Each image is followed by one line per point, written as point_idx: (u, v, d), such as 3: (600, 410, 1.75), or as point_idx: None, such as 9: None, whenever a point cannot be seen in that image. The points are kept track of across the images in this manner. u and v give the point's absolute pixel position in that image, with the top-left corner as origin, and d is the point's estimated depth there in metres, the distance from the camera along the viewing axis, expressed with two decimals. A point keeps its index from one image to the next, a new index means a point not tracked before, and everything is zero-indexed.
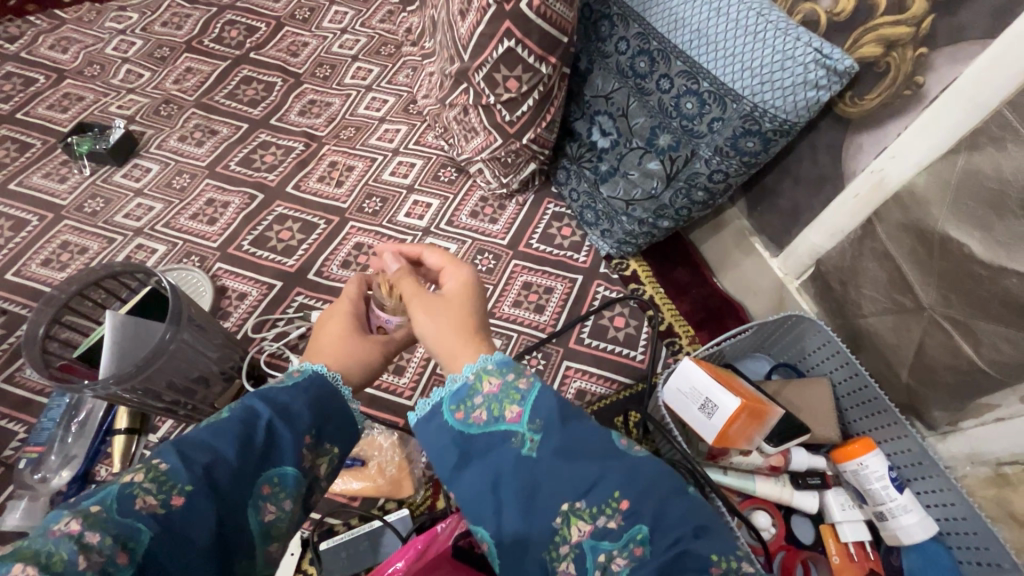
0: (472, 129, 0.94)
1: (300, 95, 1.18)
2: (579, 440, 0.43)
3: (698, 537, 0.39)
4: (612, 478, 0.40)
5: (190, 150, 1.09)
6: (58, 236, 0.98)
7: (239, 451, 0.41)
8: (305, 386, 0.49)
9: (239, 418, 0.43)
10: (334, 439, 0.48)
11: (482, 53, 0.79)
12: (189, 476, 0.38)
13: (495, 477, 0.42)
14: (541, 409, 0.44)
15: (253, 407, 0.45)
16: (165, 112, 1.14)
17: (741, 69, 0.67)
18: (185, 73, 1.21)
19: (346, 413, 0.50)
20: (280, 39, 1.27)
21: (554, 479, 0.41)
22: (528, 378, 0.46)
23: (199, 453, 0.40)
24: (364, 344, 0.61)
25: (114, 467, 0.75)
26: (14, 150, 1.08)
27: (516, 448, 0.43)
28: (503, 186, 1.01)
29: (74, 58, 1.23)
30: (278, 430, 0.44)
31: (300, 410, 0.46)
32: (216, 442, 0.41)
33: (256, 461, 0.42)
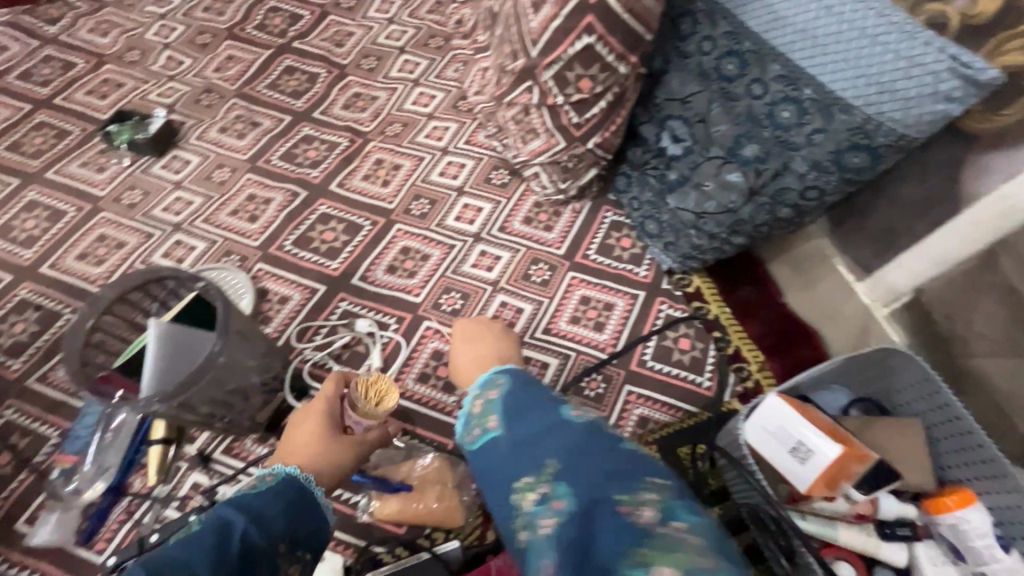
0: (531, 130, 0.88)
1: (345, 88, 1.13)
2: (533, 422, 0.45)
3: (614, 482, 0.40)
4: (551, 448, 0.43)
5: (230, 142, 1.05)
6: (95, 229, 0.94)
7: (214, 563, 0.38)
8: (280, 487, 0.48)
9: (213, 526, 0.41)
10: (309, 547, 0.46)
11: (554, 50, 0.73)
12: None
13: (477, 465, 0.47)
14: (507, 404, 0.48)
15: (225, 516, 0.42)
16: (206, 102, 1.10)
17: (855, 77, 0.61)
18: (226, 61, 1.16)
19: (318, 514, 0.49)
20: (324, 29, 1.22)
21: (513, 458, 0.44)
22: (500, 384, 0.50)
23: (171, 574, 0.36)
24: (340, 445, 0.58)
25: (149, 482, 0.71)
26: (52, 137, 1.04)
27: (485, 444, 0.46)
28: (560, 192, 0.94)
29: (113, 42, 1.19)
30: (253, 538, 0.42)
31: (274, 517, 0.45)
32: (191, 558, 0.38)
33: (230, 572, 0.39)
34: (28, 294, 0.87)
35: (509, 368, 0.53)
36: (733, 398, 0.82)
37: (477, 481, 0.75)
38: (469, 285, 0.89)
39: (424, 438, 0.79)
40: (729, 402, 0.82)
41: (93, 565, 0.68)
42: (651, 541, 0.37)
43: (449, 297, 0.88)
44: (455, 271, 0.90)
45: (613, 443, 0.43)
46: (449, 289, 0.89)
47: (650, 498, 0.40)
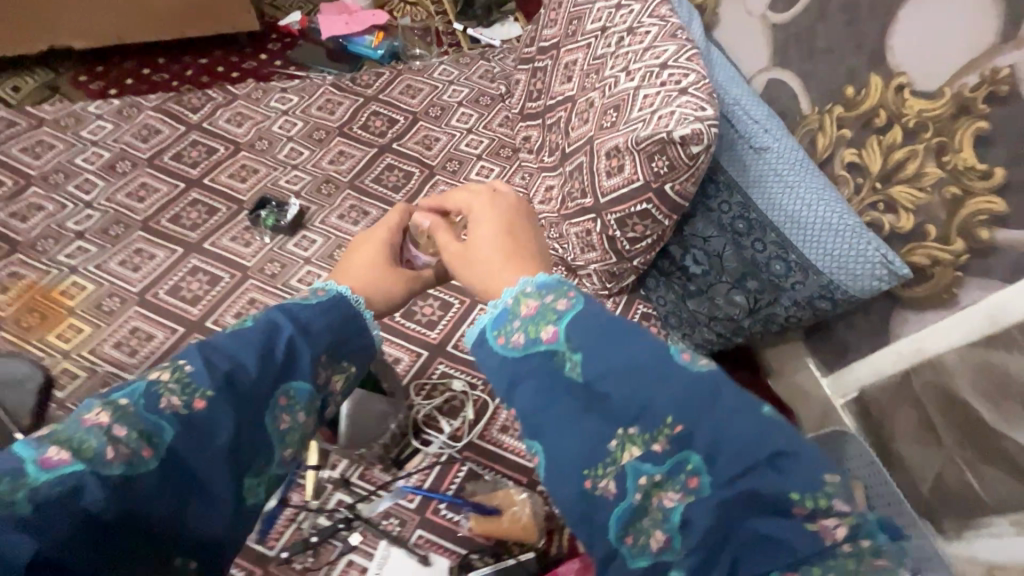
0: (591, 245, 1.16)
1: (434, 186, 1.43)
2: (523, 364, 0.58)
3: (585, 453, 0.52)
4: (540, 407, 0.56)
5: (347, 227, 1.33)
6: (246, 293, 1.21)
7: (259, 363, 0.57)
8: (330, 305, 0.68)
9: (264, 328, 0.60)
10: (337, 361, 0.65)
11: (625, 203, 1.02)
12: (210, 381, 0.54)
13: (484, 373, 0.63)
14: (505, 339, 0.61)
15: (276, 321, 0.62)
16: (326, 191, 1.39)
17: (823, 254, 0.93)
18: (339, 155, 1.46)
19: (360, 333, 0.68)
20: (416, 132, 1.53)
21: (540, 416, 0.55)
22: (511, 300, 0.64)
23: (214, 359, 0.56)
24: (393, 275, 0.83)
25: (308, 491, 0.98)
26: (205, 212, 1.31)
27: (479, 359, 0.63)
28: (606, 289, 1.24)
29: (247, 132, 1.48)
30: (295, 343, 0.61)
31: (318, 326, 0.64)
32: (240, 351, 0.57)
33: (271, 371, 0.58)
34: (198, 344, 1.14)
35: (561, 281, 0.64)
36: None
37: (548, 506, 1.00)
38: None
39: (503, 474, 1.04)
40: None
41: (269, 557, 0.94)
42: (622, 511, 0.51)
43: None
44: None
45: (592, 412, 0.53)
46: None
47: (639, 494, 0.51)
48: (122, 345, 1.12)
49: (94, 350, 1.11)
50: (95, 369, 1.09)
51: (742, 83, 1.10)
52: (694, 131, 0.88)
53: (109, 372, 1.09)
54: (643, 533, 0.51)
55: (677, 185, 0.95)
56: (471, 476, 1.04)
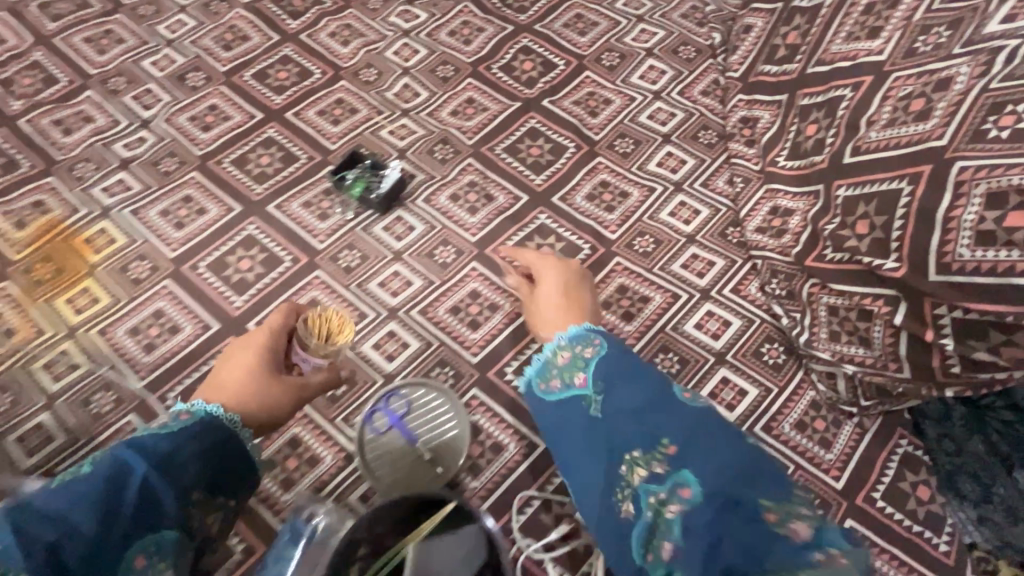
0: (860, 338, 0.67)
1: (592, 172, 0.96)
2: (628, 383, 0.57)
3: (742, 480, 0.47)
4: (650, 423, 0.53)
5: (460, 215, 0.92)
6: (308, 291, 0.85)
7: (101, 517, 0.45)
8: (194, 432, 0.56)
9: (109, 471, 0.48)
10: (207, 488, 0.55)
11: (1001, 304, 0.54)
12: (28, 561, 0.40)
13: (557, 409, 0.60)
14: (605, 367, 0.59)
15: (122, 456, 0.49)
16: (440, 155, 0.97)
17: None
18: (466, 105, 1.03)
19: (236, 455, 0.59)
20: (577, 87, 1.05)
21: (659, 424, 0.53)
22: (595, 345, 0.62)
23: (43, 522, 0.42)
24: (275, 382, 0.65)
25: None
26: (279, 160, 0.96)
27: (584, 406, 0.57)
28: (855, 406, 0.74)
29: (352, 54, 1.08)
30: (156, 483, 0.49)
31: (181, 459, 0.53)
32: (73, 508, 0.44)
33: (122, 522, 0.46)
34: None
35: (600, 330, 0.64)
36: None
37: None
38: None
39: None
40: None
41: None
42: (791, 544, 0.43)
43: None
44: None
45: (729, 434, 0.51)
46: None
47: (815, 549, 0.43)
48: (139, 333, 0.82)
49: (105, 332, 0.82)
50: (100, 360, 0.80)
51: None
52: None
53: (113, 371, 0.79)
54: None
55: None
56: None
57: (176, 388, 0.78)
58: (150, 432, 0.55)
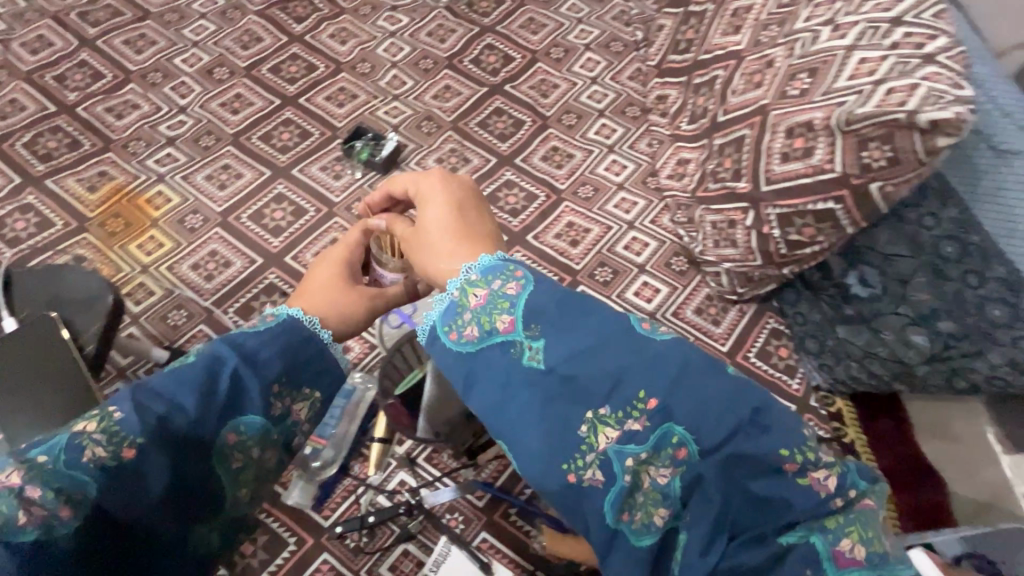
0: (730, 240, 0.97)
1: (545, 140, 1.25)
2: (572, 330, 0.47)
3: (747, 434, 0.44)
4: (606, 373, 0.45)
5: (444, 174, 1.18)
6: (330, 232, 1.10)
7: (198, 401, 0.46)
8: (279, 329, 0.54)
9: (207, 361, 0.48)
10: (306, 384, 0.53)
11: (796, 198, 0.82)
12: (141, 430, 0.44)
13: (483, 367, 0.49)
14: (532, 307, 0.49)
15: (219, 350, 0.50)
16: (426, 129, 1.24)
17: None
18: (444, 90, 1.30)
19: (327, 353, 0.55)
20: (532, 75, 1.33)
21: (622, 377, 0.45)
22: (518, 279, 0.51)
23: (150, 402, 0.45)
24: (355, 292, 0.68)
25: (369, 463, 0.89)
26: (297, 135, 1.20)
27: (515, 355, 0.48)
28: (735, 293, 1.04)
29: (349, 51, 1.34)
30: (244, 376, 0.49)
31: (268, 355, 0.51)
32: (177, 392, 0.46)
33: (215, 412, 0.47)
34: (275, 279, 1.05)
35: (517, 260, 0.54)
36: None
37: None
38: None
39: None
40: None
41: (320, 526, 0.86)
42: (807, 485, 0.44)
43: None
44: None
45: (717, 382, 0.45)
46: None
47: (819, 469, 0.45)
48: (200, 267, 1.05)
49: (172, 268, 1.05)
50: (171, 287, 1.03)
51: (986, 58, 0.82)
52: (957, 115, 0.65)
53: (183, 295, 1.03)
54: (834, 524, 0.44)
55: (889, 185, 0.73)
56: None
57: (234, 305, 1.02)
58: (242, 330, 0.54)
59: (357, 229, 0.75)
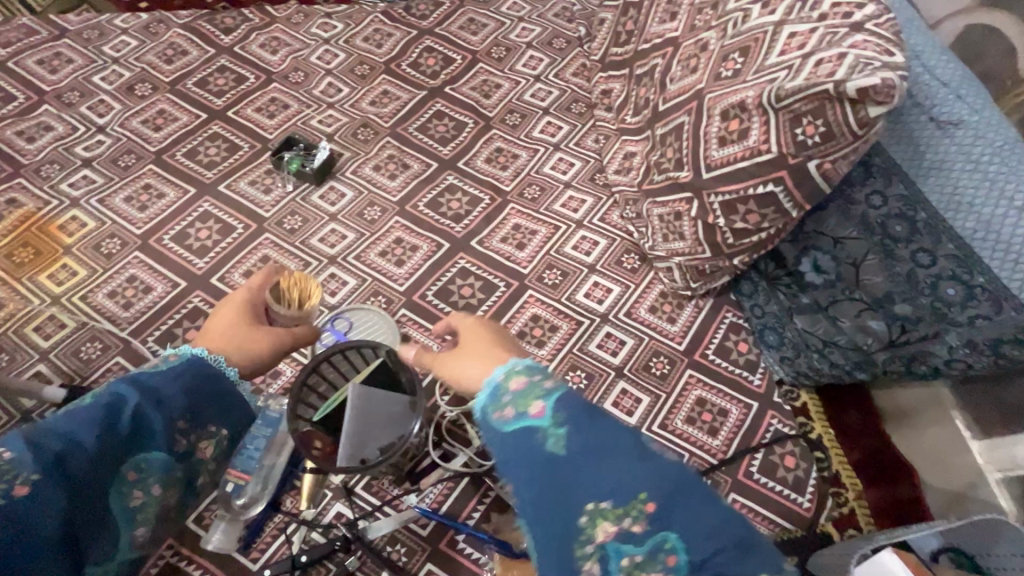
0: (677, 233, 0.92)
1: (488, 142, 1.20)
2: (594, 429, 0.45)
3: (732, 552, 0.42)
4: (621, 475, 0.43)
5: (383, 182, 1.13)
6: (259, 249, 1.03)
7: (98, 438, 0.47)
8: (182, 372, 0.56)
9: (105, 403, 0.49)
10: (201, 423, 0.55)
11: (736, 184, 0.78)
12: (35, 466, 0.44)
13: (504, 448, 0.47)
14: (564, 402, 0.47)
15: (120, 391, 0.51)
16: (362, 136, 1.18)
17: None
18: (381, 96, 1.24)
19: (224, 393, 0.59)
20: (474, 76, 1.28)
21: (626, 478, 0.43)
22: (556, 378, 0.49)
23: (46, 442, 0.45)
24: (257, 335, 0.68)
25: (302, 489, 0.80)
26: (225, 150, 1.14)
27: (539, 441, 0.45)
28: (688, 288, 0.99)
29: (281, 61, 1.28)
30: (149, 414, 0.51)
31: (172, 395, 0.53)
32: (75, 428, 0.47)
33: (113, 447, 0.48)
34: (199, 303, 0.98)
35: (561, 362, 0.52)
36: (827, 521, 0.87)
37: None
38: (593, 364, 0.96)
39: None
40: (823, 523, 0.86)
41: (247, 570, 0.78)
42: None
43: (575, 375, 0.95)
44: (582, 347, 0.97)
45: (713, 497, 0.44)
46: (575, 366, 0.96)
47: None
48: (117, 294, 0.98)
49: (87, 298, 0.97)
50: (84, 318, 0.95)
51: (922, 28, 0.79)
52: (885, 81, 0.61)
53: (98, 326, 0.95)
54: None
55: (827, 162, 0.70)
56: (498, 505, 0.85)
57: (154, 333, 0.95)
58: (145, 371, 0.56)
59: (257, 280, 0.74)
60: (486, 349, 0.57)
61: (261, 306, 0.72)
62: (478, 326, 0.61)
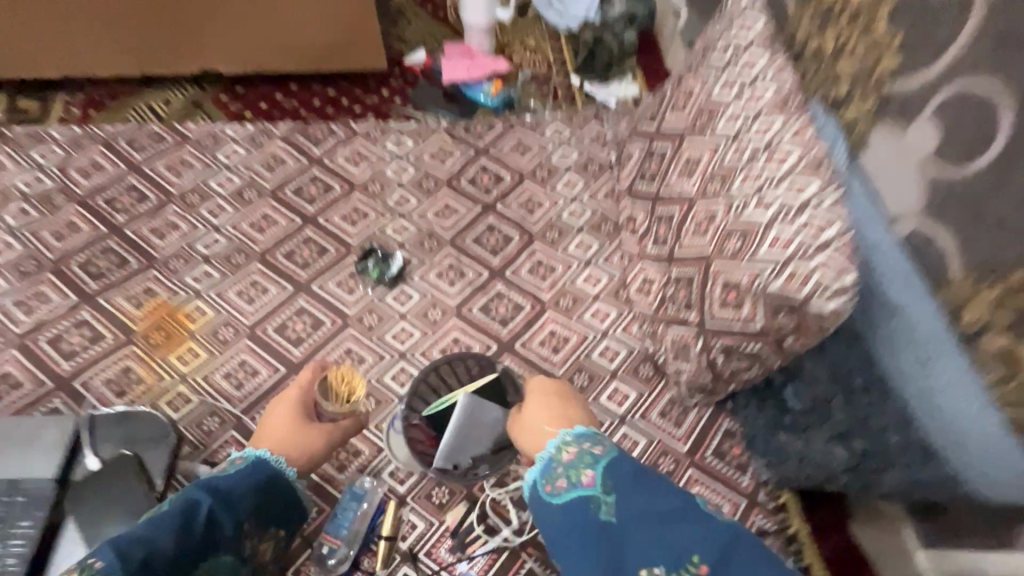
0: (685, 358, 1.14)
1: (531, 254, 1.44)
2: (634, 494, 0.74)
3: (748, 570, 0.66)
4: (665, 532, 0.69)
5: (443, 287, 1.37)
6: (344, 342, 1.27)
7: (175, 538, 0.72)
8: (244, 473, 0.84)
9: (183, 509, 0.75)
10: (251, 520, 0.81)
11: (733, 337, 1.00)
12: (126, 566, 0.67)
13: (577, 522, 0.75)
14: (610, 477, 0.76)
15: (194, 499, 0.77)
16: (427, 245, 1.43)
17: None
18: (444, 209, 1.49)
19: (273, 494, 0.85)
20: (520, 193, 1.54)
21: (658, 525, 0.70)
22: (601, 454, 0.80)
23: (134, 549, 0.69)
24: (307, 430, 0.95)
25: (382, 533, 1.06)
26: (316, 252, 1.39)
27: (600, 510, 0.74)
28: (692, 399, 1.21)
29: (362, 173, 1.54)
30: (218, 516, 0.77)
31: (234, 497, 0.80)
32: (156, 534, 0.71)
33: (184, 544, 0.73)
34: None
35: (602, 437, 0.84)
36: None
37: None
38: None
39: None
40: None
41: None
42: None
43: None
44: None
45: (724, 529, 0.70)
46: None
47: None
48: (231, 377, 1.22)
49: (207, 378, 1.21)
50: (206, 395, 1.19)
51: None
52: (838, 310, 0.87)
53: (217, 403, 1.19)
54: None
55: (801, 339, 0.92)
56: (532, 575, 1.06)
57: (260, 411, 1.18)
58: (213, 475, 0.83)
59: (308, 372, 1.03)
60: (557, 403, 0.90)
61: (310, 401, 1.01)
62: (547, 386, 0.94)
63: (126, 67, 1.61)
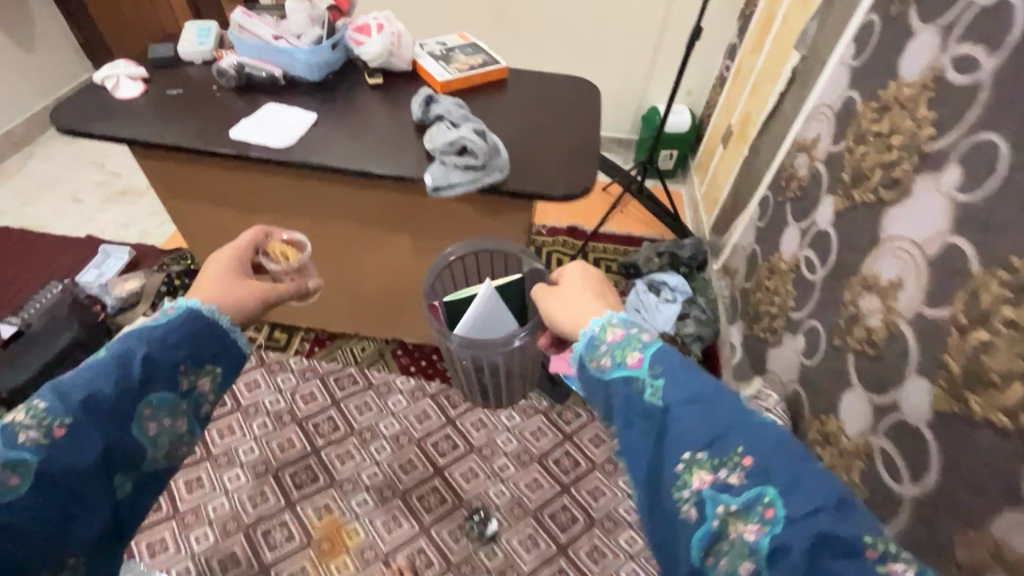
0: None
1: (590, 538, 1.86)
2: (686, 383, 0.93)
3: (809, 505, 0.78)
4: (730, 444, 0.86)
5: (521, 554, 1.82)
6: None
7: (113, 378, 0.97)
8: (181, 319, 1.10)
9: (117, 359, 1.00)
10: (188, 360, 1.09)
11: None
12: (65, 408, 0.91)
13: (614, 382, 1.01)
14: (652, 361, 0.98)
15: (127, 349, 1.02)
16: (516, 513, 1.92)
17: None
18: (533, 482, 2.02)
19: (207, 330, 1.13)
20: (590, 480, 2.03)
21: (717, 421, 0.88)
22: (642, 334, 1.05)
23: (68, 391, 0.93)
24: (230, 271, 1.33)
25: None
26: (438, 500, 1.95)
27: (639, 385, 0.97)
28: None
29: (480, 437, 2.14)
30: (156, 354, 1.03)
31: (163, 345, 1.05)
32: (97, 379, 0.96)
33: (118, 377, 0.98)
34: None
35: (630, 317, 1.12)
36: None
37: None
38: None
39: None
40: None
41: None
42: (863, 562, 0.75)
43: None
44: None
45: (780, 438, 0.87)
46: None
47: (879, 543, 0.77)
48: None
49: None
50: None
51: None
52: None
53: None
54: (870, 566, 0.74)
55: None
56: None
57: None
58: (148, 323, 1.09)
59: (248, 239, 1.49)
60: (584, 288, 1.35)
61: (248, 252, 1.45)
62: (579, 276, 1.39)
63: (343, 323, 2.39)
